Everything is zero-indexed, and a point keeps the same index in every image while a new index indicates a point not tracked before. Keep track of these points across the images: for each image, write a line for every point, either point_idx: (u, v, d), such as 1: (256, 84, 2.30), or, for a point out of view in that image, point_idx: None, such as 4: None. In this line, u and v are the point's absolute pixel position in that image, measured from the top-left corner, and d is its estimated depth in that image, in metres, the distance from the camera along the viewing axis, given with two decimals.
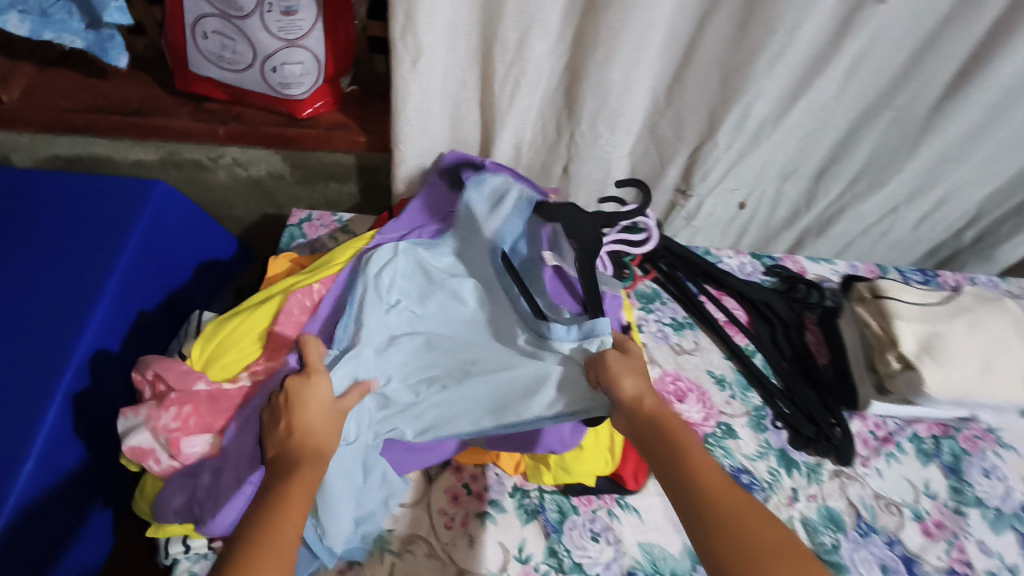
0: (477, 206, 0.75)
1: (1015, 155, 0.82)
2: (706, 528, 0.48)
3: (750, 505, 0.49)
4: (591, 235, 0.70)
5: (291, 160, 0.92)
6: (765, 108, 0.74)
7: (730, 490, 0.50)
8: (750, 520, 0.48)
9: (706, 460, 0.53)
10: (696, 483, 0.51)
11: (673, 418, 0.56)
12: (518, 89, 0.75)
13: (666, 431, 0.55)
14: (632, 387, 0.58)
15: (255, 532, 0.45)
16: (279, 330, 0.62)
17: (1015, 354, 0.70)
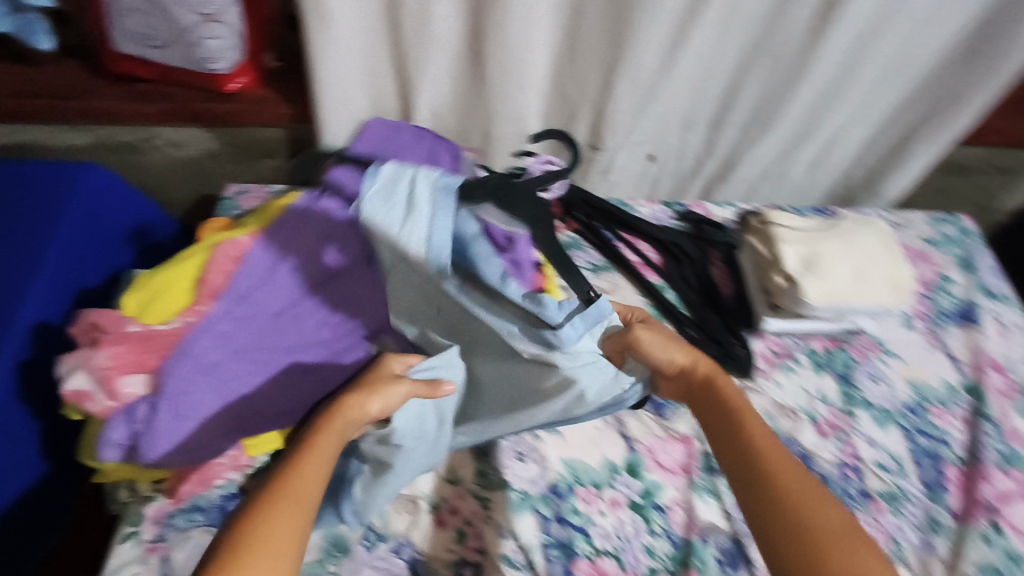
0: (386, 219, 0.63)
1: (882, 95, 0.91)
2: (759, 482, 0.56)
3: (796, 465, 0.57)
4: (531, 210, 0.62)
5: (224, 138, 0.96)
6: (653, 57, 0.81)
7: (779, 452, 0.58)
8: (795, 475, 0.56)
9: (759, 424, 0.61)
10: (749, 445, 0.59)
11: (727, 381, 0.64)
12: (428, 53, 0.81)
13: (721, 397, 0.63)
14: (682, 356, 0.65)
15: (280, 486, 0.50)
16: (208, 278, 0.68)
17: (882, 264, 0.78)
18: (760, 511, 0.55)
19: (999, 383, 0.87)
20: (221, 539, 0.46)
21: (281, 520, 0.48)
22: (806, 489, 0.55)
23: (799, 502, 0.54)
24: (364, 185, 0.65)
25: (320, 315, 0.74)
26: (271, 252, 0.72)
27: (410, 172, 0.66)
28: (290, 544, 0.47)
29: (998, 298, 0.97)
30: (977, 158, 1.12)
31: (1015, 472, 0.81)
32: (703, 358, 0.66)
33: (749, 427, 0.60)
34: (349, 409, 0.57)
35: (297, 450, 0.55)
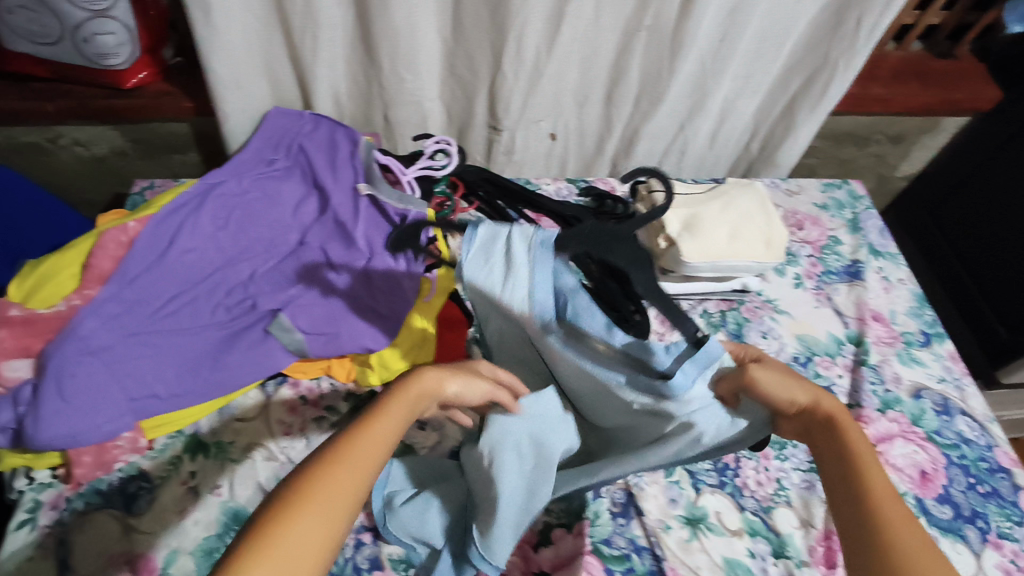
0: (483, 279, 0.60)
1: (763, 66, 0.97)
2: (866, 535, 0.46)
3: (917, 525, 0.46)
4: (627, 252, 0.57)
5: (130, 135, 0.97)
6: (535, 37, 0.86)
7: (901, 506, 0.47)
8: (915, 535, 0.45)
9: (881, 471, 0.49)
10: (865, 495, 0.48)
11: (850, 423, 0.53)
12: (318, 40, 0.84)
13: (840, 436, 0.52)
14: (805, 395, 0.54)
15: (344, 440, 0.44)
16: (93, 264, 0.69)
17: (757, 223, 0.84)
18: (866, 564, 0.44)
19: (881, 332, 0.93)
20: (281, 486, 0.41)
21: (336, 479, 0.41)
22: (923, 554, 0.44)
23: (911, 567, 0.43)
24: (463, 246, 0.60)
25: (215, 298, 0.76)
26: (162, 236, 0.74)
27: (506, 227, 0.60)
28: (343, 510, 0.40)
29: (883, 255, 1.03)
30: (867, 125, 1.19)
31: (892, 413, 0.85)
32: (825, 394, 0.54)
33: (866, 468, 0.49)
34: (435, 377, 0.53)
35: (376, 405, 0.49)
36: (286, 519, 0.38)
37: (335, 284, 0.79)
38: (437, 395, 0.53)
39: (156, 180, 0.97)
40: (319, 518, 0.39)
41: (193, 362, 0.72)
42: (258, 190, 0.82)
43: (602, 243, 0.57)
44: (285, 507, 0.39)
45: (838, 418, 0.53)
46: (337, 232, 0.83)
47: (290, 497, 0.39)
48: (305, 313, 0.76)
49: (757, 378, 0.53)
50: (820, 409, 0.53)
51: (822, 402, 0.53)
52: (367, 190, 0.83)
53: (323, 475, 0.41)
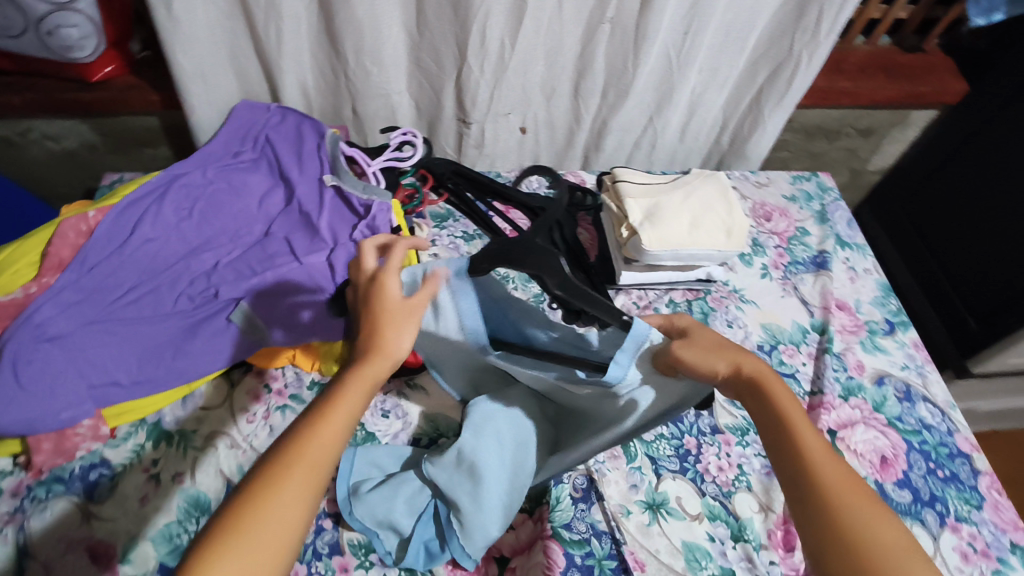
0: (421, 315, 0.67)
1: (727, 59, 0.98)
2: (809, 498, 0.49)
3: (848, 474, 0.50)
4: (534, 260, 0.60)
5: (100, 129, 0.97)
6: (497, 29, 0.87)
7: (832, 459, 0.50)
8: (850, 488, 0.48)
9: (809, 425, 0.52)
10: (801, 457, 0.50)
11: (776, 382, 0.54)
12: (282, 33, 0.85)
13: (768, 399, 0.54)
14: (725, 361, 0.55)
15: (296, 440, 0.46)
16: (51, 251, 0.71)
17: (718, 212, 0.85)
18: (815, 528, 0.48)
19: (844, 321, 0.94)
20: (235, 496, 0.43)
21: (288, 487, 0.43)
22: (860, 505, 0.47)
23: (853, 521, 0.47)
24: None
25: (178, 287, 0.76)
26: (124, 225, 0.77)
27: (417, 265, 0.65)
28: (295, 514, 0.43)
29: (850, 246, 1.04)
30: (837, 119, 1.20)
31: (854, 400, 0.86)
32: (745, 355, 0.56)
33: (797, 427, 0.52)
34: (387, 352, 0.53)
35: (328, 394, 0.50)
36: (241, 530, 0.41)
37: (297, 272, 0.78)
38: (395, 359, 0.53)
39: (125, 173, 0.98)
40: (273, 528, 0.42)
41: (155, 349, 0.72)
42: (223, 182, 0.84)
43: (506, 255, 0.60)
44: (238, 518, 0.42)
45: (766, 380, 0.54)
46: (303, 223, 0.83)
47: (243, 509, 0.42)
48: (266, 302, 0.76)
49: (682, 357, 0.55)
50: (744, 372, 0.55)
51: (746, 363, 0.55)
52: (332, 181, 0.84)
53: (275, 483, 0.43)
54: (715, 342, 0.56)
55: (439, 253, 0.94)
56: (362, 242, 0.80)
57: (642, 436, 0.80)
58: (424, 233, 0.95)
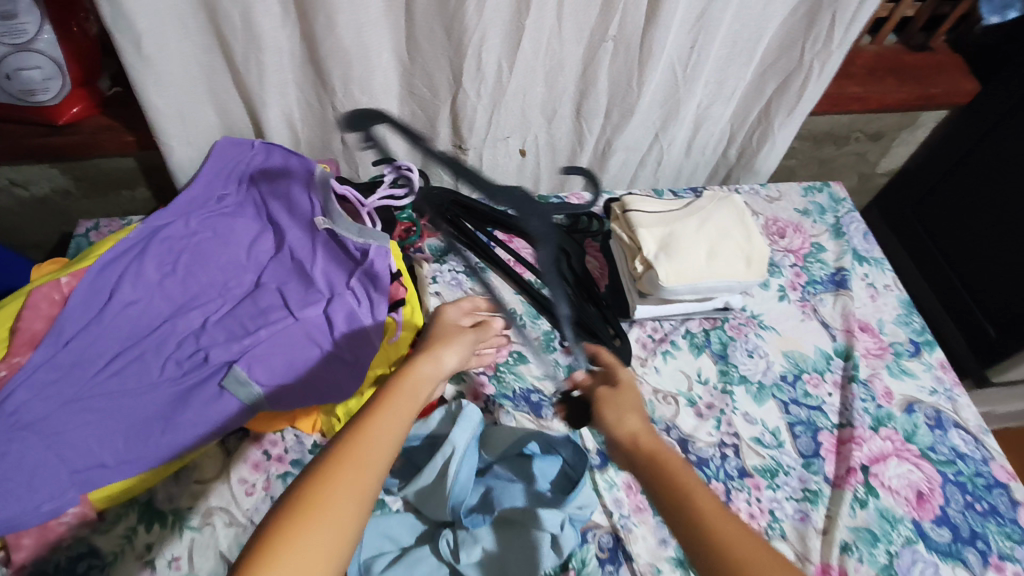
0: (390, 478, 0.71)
1: (736, 69, 0.93)
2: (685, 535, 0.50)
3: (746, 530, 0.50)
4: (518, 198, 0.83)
5: (72, 173, 0.90)
6: (493, 51, 0.82)
7: (722, 513, 0.51)
8: (739, 535, 0.49)
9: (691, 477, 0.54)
10: (699, 517, 0.50)
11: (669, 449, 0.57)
12: (263, 65, 0.78)
13: (660, 466, 0.55)
14: (626, 432, 0.60)
15: (356, 429, 0.52)
16: (23, 326, 0.65)
17: (735, 238, 0.81)
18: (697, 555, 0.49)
19: (869, 344, 0.90)
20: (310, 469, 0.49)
21: (339, 484, 0.47)
22: (761, 557, 0.48)
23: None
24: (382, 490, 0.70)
25: (165, 352, 0.71)
26: (101, 290, 0.71)
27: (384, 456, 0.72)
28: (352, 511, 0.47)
29: (867, 261, 0.99)
30: (848, 124, 1.15)
31: (885, 430, 0.83)
32: (646, 431, 0.60)
33: (685, 482, 0.53)
34: (429, 361, 0.64)
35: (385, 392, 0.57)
36: (318, 502, 0.46)
37: (294, 330, 0.73)
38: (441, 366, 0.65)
39: (101, 219, 0.91)
40: (351, 492, 0.47)
41: (142, 425, 0.66)
42: (208, 230, 0.79)
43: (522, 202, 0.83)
44: (297, 513, 0.45)
45: (657, 450, 0.57)
46: (296, 271, 0.78)
47: (297, 506, 0.46)
48: (262, 365, 0.71)
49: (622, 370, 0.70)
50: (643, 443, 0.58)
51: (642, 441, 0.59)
52: (325, 224, 0.79)
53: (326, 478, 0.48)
54: (634, 404, 0.63)
55: (440, 291, 0.90)
56: (362, 291, 0.76)
57: None
58: (424, 270, 0.89)
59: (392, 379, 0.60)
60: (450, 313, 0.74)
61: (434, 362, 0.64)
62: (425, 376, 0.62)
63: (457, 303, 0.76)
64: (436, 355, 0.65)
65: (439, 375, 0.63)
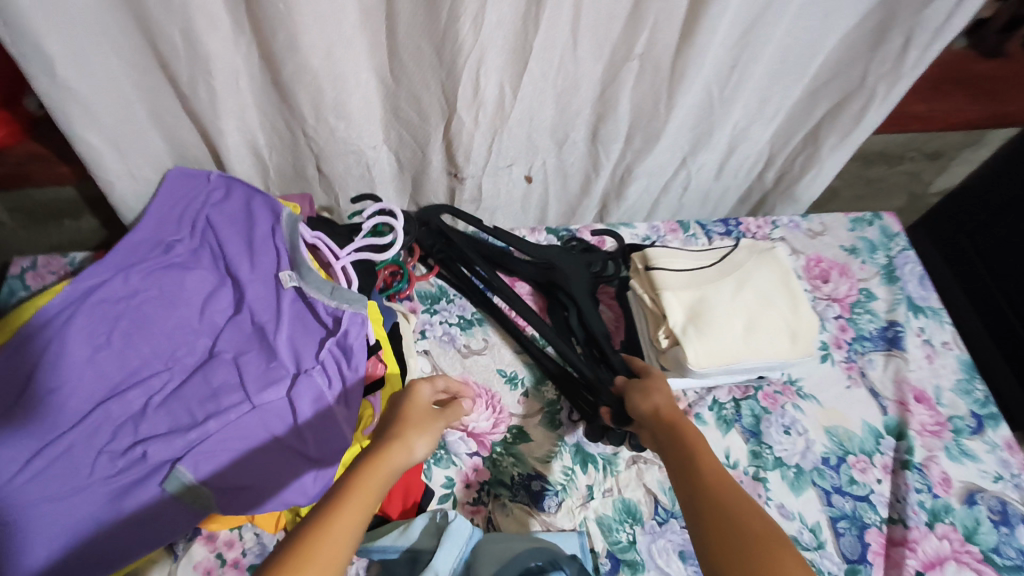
0: None
1: (783, 89, 0.78)
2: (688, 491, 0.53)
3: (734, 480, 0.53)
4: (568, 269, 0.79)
5: (5, 203, 0.78)
6: (493, 72, 0.68)
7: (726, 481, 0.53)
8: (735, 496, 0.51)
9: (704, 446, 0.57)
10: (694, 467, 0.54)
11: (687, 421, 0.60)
12: (215, 89, 0.65)
13: (678, 433, 0.59)
14: (649, 405, 0.63)
15: (313, 528, 0.44)
16: None
17: (779, 308, 0.68)
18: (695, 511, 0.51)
19: (925, 418, 0.78)
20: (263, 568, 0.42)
21: None
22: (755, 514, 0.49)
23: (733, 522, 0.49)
24: None
25: (97, 443, 0.59)
26: (17, 371, 0.59)
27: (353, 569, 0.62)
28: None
29: (924, 312, 0.86)
30: (905, 143, 1.00)
31: (942, 527, 0.71)
32: (666, 402, 0.63)
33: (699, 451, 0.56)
34: (399, 449, 0.53)
35: (350, 478, 0.49)
36: None
37: (249, 420, 0.61)
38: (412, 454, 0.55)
39: (40, 256, 0.79)
40: None
41: (71, 533, 0.56)
42: (153, 288, 0.67)
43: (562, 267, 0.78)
44: None
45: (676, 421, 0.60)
46: (256, 338, 0.66)
47: None
48: (210, 462, 0.59)
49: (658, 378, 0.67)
50: (663, 412, 0.62)
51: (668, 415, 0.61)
52: (292, 280, 0.68)
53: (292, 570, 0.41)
54: (660, 386, 0.65)
55: (428, 350, 0.77)
56: (333, 366, 0.64)
57: None
58: (411, 324, 0.77)
59: (358, 467, 0.51)
60: (424, 388, 0.62)
61: (405, 451, 0.54)
62: (394, 470, 0.52)
63: (431, 377, 0.63)
64: (408, 443, 0.55)
65: (410, 463, 0.54)
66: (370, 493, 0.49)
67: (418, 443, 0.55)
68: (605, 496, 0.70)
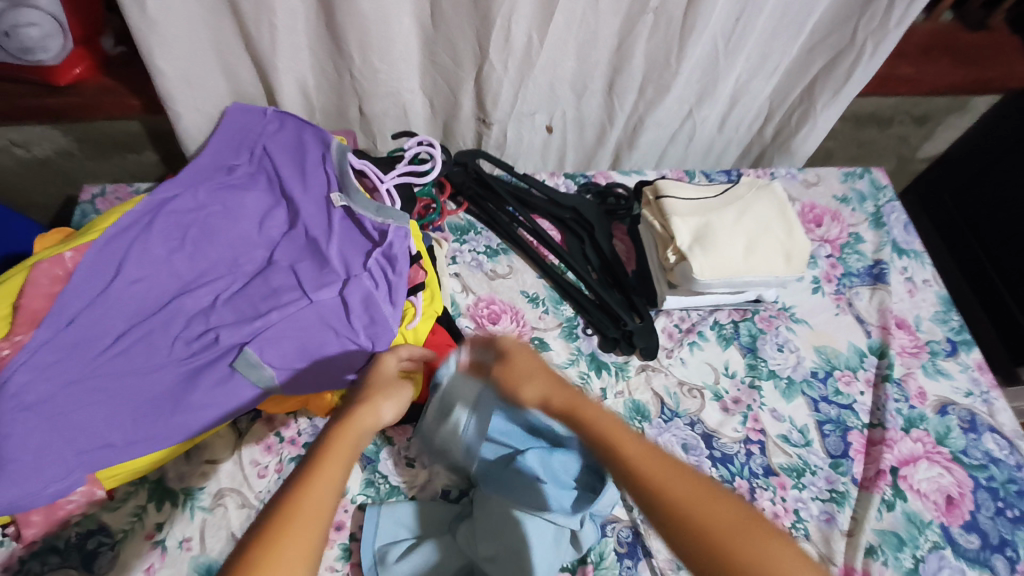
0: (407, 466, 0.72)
1: (781, 46, 0.87)
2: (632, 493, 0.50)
3: (675, 463, 0.51)
4: (584, 206, 0.89)
5: (75, 134, 0.86)
6: (524, 20, 0.76)
7: (654, 456, 0.51)
8: (688, 489, 0.48)
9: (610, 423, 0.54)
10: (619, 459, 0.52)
11: (580, 395, 0.58)
12: (276, 29, 0.73)
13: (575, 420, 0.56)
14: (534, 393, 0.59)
15: (292, 492, 0.48)
16: (24, 305, 0.60)
17: (775, 233, 0.76)
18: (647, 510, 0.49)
19: (905, 342, 0.86)
20: (249, 537, 0.45)
21: (286, 543, 0.44)
22: (707, 497, 0.48)
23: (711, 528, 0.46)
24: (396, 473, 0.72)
25: (173, 330, 0.67)
26: (107, 264, 0.66)
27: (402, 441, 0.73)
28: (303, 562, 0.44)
29: (907, 253, 0.95)
30: (893, 106, 1.08)
31: (917, 433, 0.80)
32: (556, 388, 0.58)
33: (610, 432, 0.53)
34: (366, 414, 0.58)
35: (321, 442, 0.53)
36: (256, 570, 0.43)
37: (308, 313, 0.70)
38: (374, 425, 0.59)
39: (107, 185, 0.87)
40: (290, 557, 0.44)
41: (152, 404, 0.64)
42: (217, 204, 0.74)
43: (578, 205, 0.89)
44: None
45: (570, 404, 0.57)
46: (309, 249, 0.74)
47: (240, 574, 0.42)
48: (274, 347, 0.67)
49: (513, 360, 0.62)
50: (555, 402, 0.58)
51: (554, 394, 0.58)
52: (340, 200, 0.75)
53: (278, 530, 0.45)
54: (534, 367, 0.61)
55: (459, 273, 0.85)
56: (379, 273, 0.72)
57: None
58: (444, 249, 0.85)
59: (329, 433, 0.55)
60: (390, 361, 0.67)
61: (372, 414, 0.59)
62: (362, 429, 0.57)
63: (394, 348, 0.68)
64: (375, 407, 0.60)
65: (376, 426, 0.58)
66: (342, 454, 0.53)
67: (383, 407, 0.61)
68: (618, 397, 0.78)
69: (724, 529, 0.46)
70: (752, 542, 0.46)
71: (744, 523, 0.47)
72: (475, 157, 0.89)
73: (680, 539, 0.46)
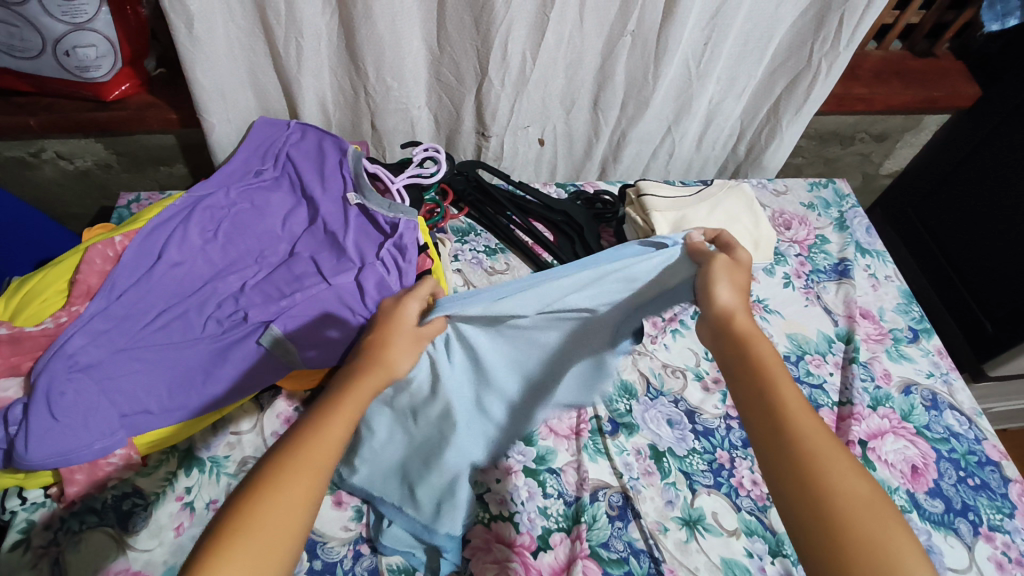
0: None
1: (747, 68, 0.98)
2: (780, 451, 0.48)
3: (831, 437, 0.49)
4: (574, 211, 0.97)
5: (115, 147, 0.96)
6: (519, 42, 0.87)
7: (811, 419, 0.49)
8: (823, 444, 0.48)
9: (800, 405, 0.50)
10: (759, 394, 0.51)
11: (761, 334, 0.56)
12: (302, 50, 0.83)
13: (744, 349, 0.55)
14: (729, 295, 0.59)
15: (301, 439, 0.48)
16: (81, 279, 0.71)
17: (743, 224, 0.86)
18: (774, 461, 0.48)
19: (869, 330, 0.95)
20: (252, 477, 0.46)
21: (288, 487, 0.45)
22: (836, 459, 0.47)
23: (830, 494, 0.45)
24: None
25: (206, 310, 0.75)
26: (150, 251, 0.76)
27: None
28: (297, 516, 0.44)
29: (870, 253, 1.04)
30: (852, 125, 1.20)
31: (884, 410, 0.87)
32: (738, 310, 0.58)
33: (777, 381, 0.52)
34: (376, 370, 0.56)
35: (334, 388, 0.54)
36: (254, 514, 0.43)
37: (326, 294, 0.77)
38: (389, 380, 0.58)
39: (142, 193, 0.96)
40: (288, 501, 0.44)
41: (185, 376, 0.71)
42: (246, 203, 0.83)
43: (571, 210, 0.97)
44: (235, 523, 0.42)
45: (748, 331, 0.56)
46: (328, 242, 0.83)
47: (238, 513, 0.43)
48: (296, 324, 0.75)
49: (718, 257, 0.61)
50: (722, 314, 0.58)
51: (734, 311, 0.58)
52: (356, 199, 0.84)
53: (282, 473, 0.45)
54: (738, 274, 0.61)
55: (461, 270, 0.93)
56: (390, 261, 0.79)
57: (675, 452, 0.80)
58: (447, 248, 0.94)
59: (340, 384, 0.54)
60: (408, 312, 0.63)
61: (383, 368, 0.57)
62: (371, 384, 0.55)
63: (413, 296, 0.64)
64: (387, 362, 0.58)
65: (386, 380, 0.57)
66: (350, 405, 0.52)
67: (400, 357, 0.59)
68: None
69: (851, 510, 0.45)
70: (870, 525, 0.44)
71: (874, 504, 0.45)
72: (475, 167, 0.98)
73: (787, 487, 0.47)
